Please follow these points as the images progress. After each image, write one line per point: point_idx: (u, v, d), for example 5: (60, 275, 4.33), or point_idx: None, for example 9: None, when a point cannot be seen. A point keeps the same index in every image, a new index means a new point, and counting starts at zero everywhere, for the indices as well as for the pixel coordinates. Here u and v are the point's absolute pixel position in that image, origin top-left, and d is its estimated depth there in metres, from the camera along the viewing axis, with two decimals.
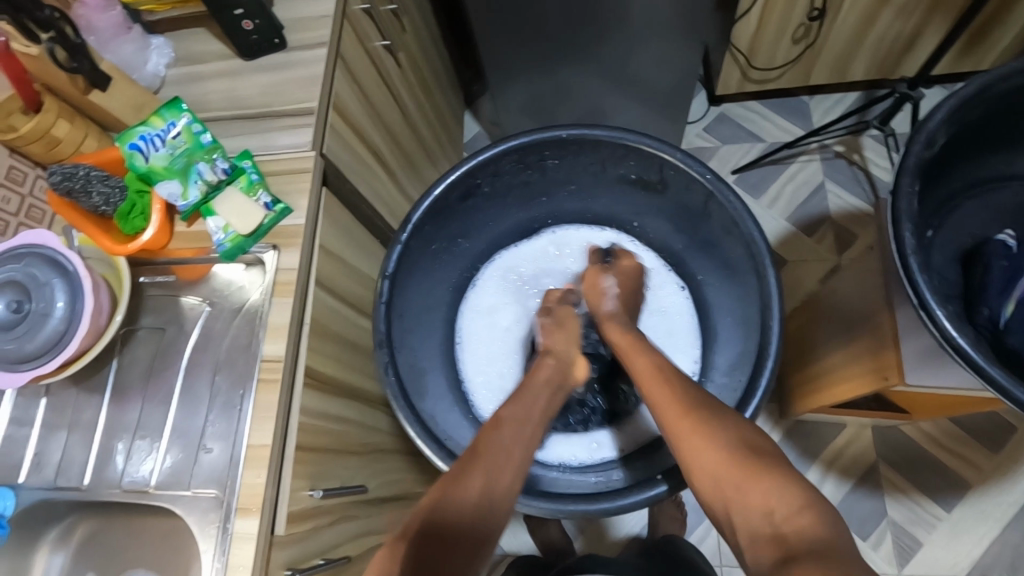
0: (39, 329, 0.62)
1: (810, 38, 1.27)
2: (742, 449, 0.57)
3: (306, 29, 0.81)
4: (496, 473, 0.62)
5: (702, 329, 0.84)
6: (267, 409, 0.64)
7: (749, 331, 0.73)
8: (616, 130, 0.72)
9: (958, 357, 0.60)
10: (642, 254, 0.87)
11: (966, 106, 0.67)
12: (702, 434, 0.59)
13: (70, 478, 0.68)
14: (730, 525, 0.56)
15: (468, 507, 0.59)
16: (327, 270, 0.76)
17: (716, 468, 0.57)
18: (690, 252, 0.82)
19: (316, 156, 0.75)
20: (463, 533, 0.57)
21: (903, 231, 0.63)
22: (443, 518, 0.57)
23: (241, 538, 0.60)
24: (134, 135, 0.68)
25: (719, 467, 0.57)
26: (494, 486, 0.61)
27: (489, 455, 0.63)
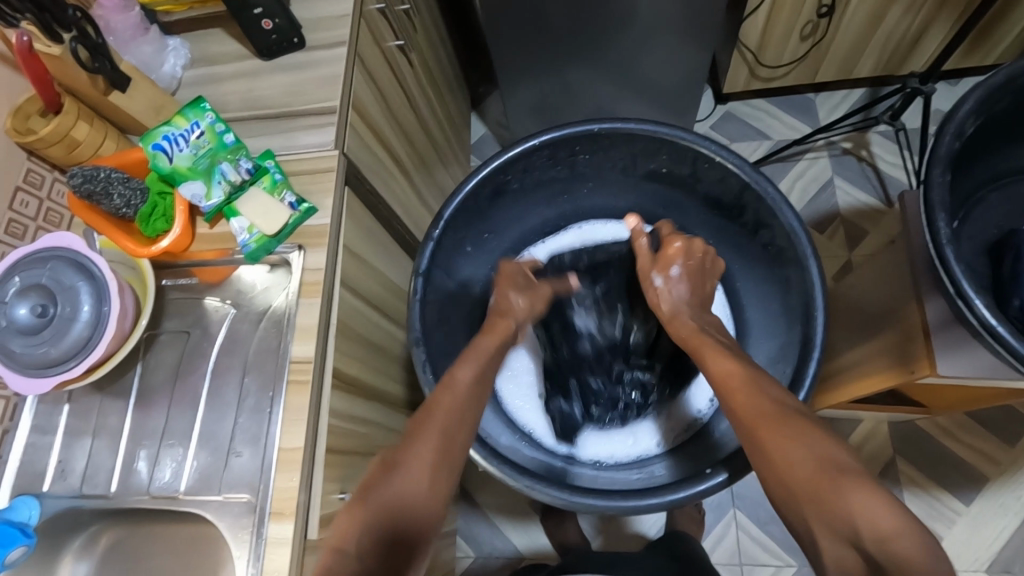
0: (64, 333, 0.61)
1: (818, 35, 1.27)
2: (828, 461, 0.52)
3: (324, 28, 0.80)
4: (435, 460, 0.57)
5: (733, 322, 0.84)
6: (297, 412, 0.63)
7: (789, 322, 0.73)
8: (647, 123, 0.71)
9: (999, 347, 0.60)
10: None
11: (993, 96, 0.67)
12: (791, 441, 0.54)
13: (96, 486, 0.66)
14: (811, 534, 0.51)
15: (412, 496, 0.54)
16: (351, 270, 0.75)
17: (801, 479, 0.52)
18: (721, 246, 0.82)
19: (340, 155, 0.74)
20: (407, 528, 0.53)
21: (938, 222, 0.63)
22: (391, 509, 0.53)
23: (275, 543, 0.59)
24: (158, 135, 0.66)
25: (809, 479, 0.52)
26: (434, 475, 0.56)
27: (431, 441, 0.59)
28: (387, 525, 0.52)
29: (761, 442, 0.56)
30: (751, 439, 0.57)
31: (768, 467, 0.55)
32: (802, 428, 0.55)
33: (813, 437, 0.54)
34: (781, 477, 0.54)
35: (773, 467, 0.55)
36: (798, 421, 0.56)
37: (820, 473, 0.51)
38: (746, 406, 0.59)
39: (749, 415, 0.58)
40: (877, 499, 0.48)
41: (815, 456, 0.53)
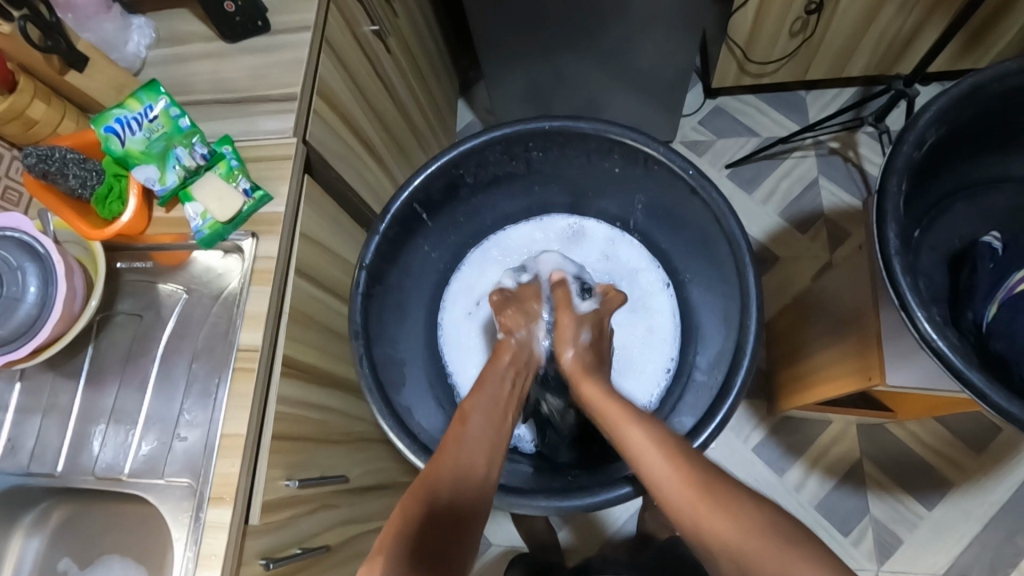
0: (10, 313, 0.61)
1: (808, 32, 1.25)
2: (762, 524, 0.52)
3: (291, 11, 0.79)
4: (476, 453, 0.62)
5: (685, 329, 0.83)
6: (242, 399, 0.64)
7: (727, 329, 0.73)
8: (600, 123, 0.72)
9: (937, 360, 0.60)
10: (636, 252, 0.86)
11: (956, 106, 0.66)
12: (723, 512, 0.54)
13: (44, 464, 0.67)
14: None
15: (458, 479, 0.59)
16: (308, 258, 0.75)
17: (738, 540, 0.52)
18: (675, 249, 0.82)
19: (299, 143, 0.74)
20: (456, 516, 0.57)
21: (888, 231, 0.63)
22: (438, 497, 0.57)
23: (214, 528, 0.60)
24: (110, 117, 0.66)
25: (738, 549, 0.52)
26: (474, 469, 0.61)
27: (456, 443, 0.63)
28: (441, 511, 0.56)
29: (690, 509, 0.56)
30: (689, 510, 0.56)
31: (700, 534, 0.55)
32: (708, 478, 0.57)
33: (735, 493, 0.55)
34: (712, 556, 0.54)
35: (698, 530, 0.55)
36: (717, 482, 0.56)
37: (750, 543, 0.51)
38: (662, 465, 0.59)
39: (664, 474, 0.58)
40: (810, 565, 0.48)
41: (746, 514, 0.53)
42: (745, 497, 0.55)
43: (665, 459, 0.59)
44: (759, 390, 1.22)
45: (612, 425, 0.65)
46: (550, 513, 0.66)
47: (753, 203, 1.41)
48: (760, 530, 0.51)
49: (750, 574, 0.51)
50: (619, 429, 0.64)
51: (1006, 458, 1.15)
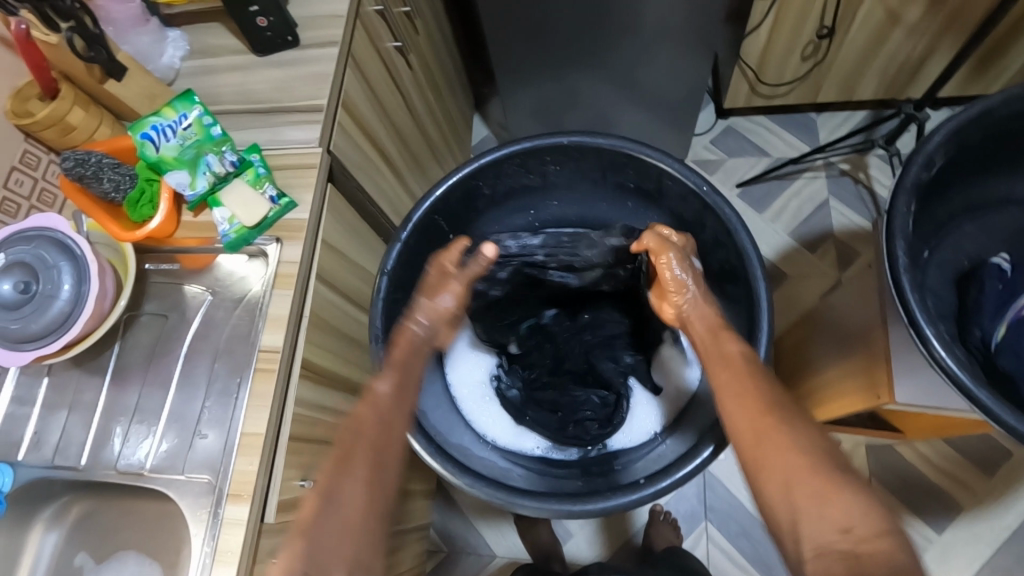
0: (43, 310, 0.64)
1: (819, 54, 1.28)
2: (820, 458, 0.52)
3: (319, 27, 0.82)
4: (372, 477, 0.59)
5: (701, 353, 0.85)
6: (262, 399, 0.65)
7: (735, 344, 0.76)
8: (615, 139, 0.75)
9: (946, 376, 0.61)
10: None
11: (964, 130, 0.68)
12: (789, 446, 0.53)
13: (67, 458, 0.69)
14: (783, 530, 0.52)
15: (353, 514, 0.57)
16: (329, 264, 0.78)
17: (787, 468, 0.52)
18: None
19: (324, 152, 0.76)
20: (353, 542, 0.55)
21: (897, 249, 0.64)
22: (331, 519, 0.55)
23: (231, 524, 0.61)
24: (147, 124, 0.69)
25: (792, 480, 0.52)
26: (370, 496, 0.58)
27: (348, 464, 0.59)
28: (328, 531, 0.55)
29: (757, 431, 0.56)
30: (749, 431, 0.56)
31: (758, 454, 0.55)
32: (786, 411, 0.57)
33: (801, 435, 0.54)
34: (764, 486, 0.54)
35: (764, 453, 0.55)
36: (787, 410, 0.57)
37: (816, 479, 0.51)
38: (739, 396, 0.59)
39: (739, 414, 0.58)
40: (862, 505, 0.48)
41: (804, 447, 0.53)
42: (803, 429, 0.55)
43: (744, 389, 0.59)
44: None
45: (704, 344, 0.66)
46: (561, 517, 0.66)
47: (763, 222, 1.43)
48: (816, 467, 0.51)
49: (799, 512, 0.50)
50: (715, 346, 0.65)
51: (1016, 482, 1.14)
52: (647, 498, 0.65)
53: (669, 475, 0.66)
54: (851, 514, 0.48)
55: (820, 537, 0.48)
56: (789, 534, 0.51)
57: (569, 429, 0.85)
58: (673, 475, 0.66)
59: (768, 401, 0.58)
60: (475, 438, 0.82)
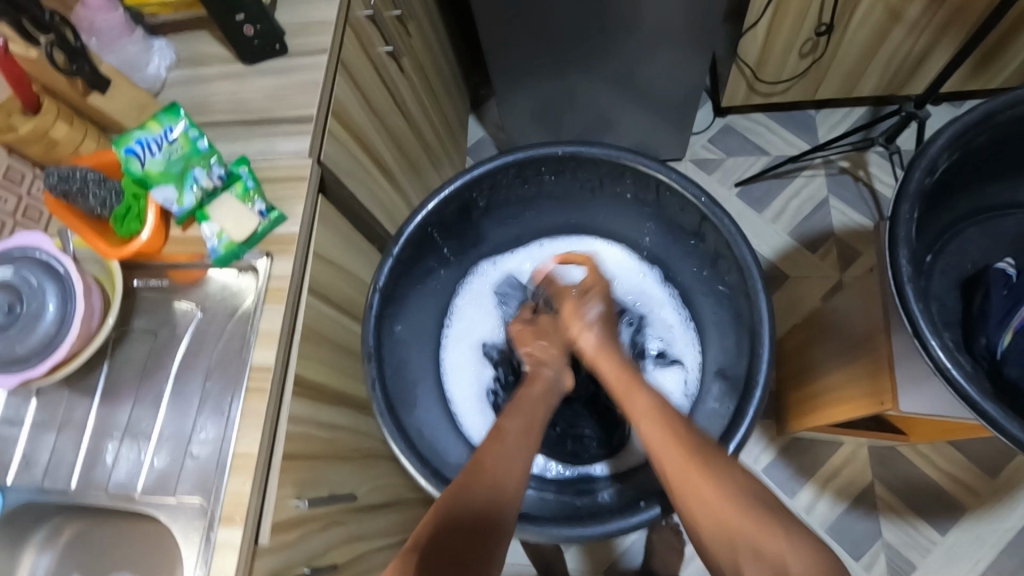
0: (30, 331, 0.63)
1: (818, 52, 1.26)
2: (752, 501, 0.57)
3: (308, 34, 0.80)
4: (504, 475, 0.61)
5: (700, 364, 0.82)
6: (255, 418, 0.64)
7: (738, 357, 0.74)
8: (611, 149, 0.73)
9: (951, 388, 0.60)
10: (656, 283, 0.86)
11: (968, 134, 0.66)
12: (719, 490, 0.58)
13: (57, 480, 0.68)
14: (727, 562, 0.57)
15: (484, 496, 0.59)
16: (322, 277, 0.76)
17: (719, 514, 0.57)
18: (693, 279, 0.82)
19: (314, 163, 0.75)
20: (479, 527, 0.57)
21: (900, 258, 0.63)
22: (463, 506, 0.57)
23: (224, 548, 0.60)
24: (130, 139, 0.67)
25: (729, 523, 0.57)
26: (503, 486, 0.60)
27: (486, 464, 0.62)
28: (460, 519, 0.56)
29: (682, 481, 0.60)
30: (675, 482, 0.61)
31: (688, 500, 0.59)
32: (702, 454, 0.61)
33: (728, 478, 0.59)
34: (699, 527, 0.59)
35: (693, 500, 0.59)
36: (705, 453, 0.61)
37: (748, 522, 0.56)
38: (666, 447, 0.62)
39: (667, 462, 0.61)
40: (794, 544, 0.54)
41: (731, 490, 0.58)
42: (735, 469, 0.60)
43: (663, 434, 0.63)
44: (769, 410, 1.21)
45: (620, 396, 0.70)
46: (560, 541, 0.65)
47: (763, 222, 1.41)
48: (747, 510, 0.57)
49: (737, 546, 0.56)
50: (627, 396, 0.69)
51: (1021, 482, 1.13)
52: (646, 522, 0.64)
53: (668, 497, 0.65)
54: (787, 551, 0.54)
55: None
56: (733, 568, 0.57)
57: (568, 445, 0.83)
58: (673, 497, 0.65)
59: (694, 447, 0.61)
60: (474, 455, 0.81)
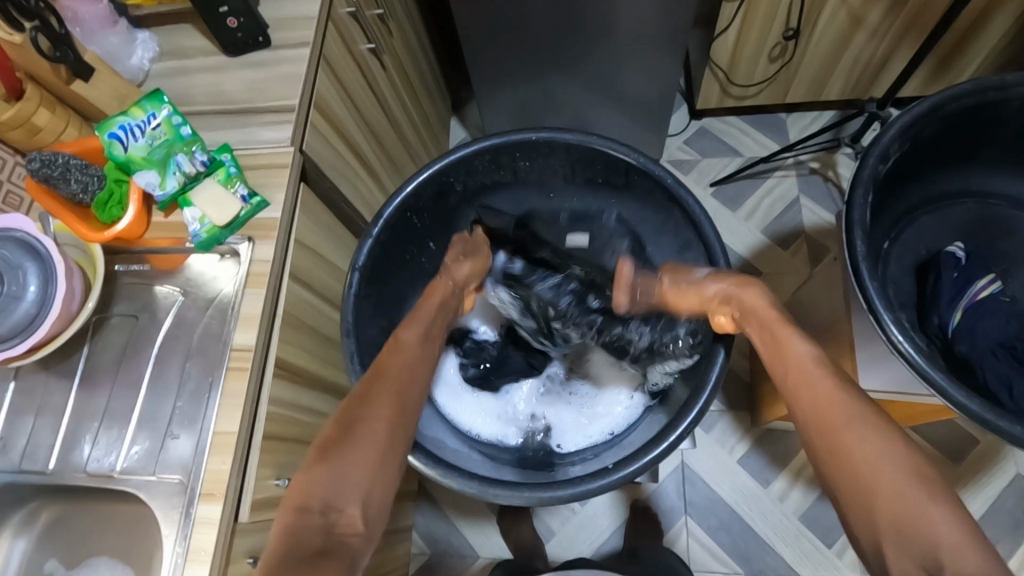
0: (9, 311, 0.63)
1: (786, 56, 1.31)
2: (916, 468, 0.53)
3: (290, 28, 0.82)
4: (375, 446, 0.60)
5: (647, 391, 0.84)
6: (235, 397, 0.65)
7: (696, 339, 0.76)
8: (583, 134, 0.77)
9: (905, 361, 0.63)
10: None
11: (918, 124, 0.70)
12: (877, 453, 0.54)
13: (35, 462, 0.68)
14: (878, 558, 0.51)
15: (353, 484, 0.57)
16: (302, 264, 0.78)
17: (885, 488, 0.52)
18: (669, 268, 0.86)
19: (296, 152, 0.77)
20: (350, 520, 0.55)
21: (856, 240, 0.66)
22: (326, 490, 0.56)
23: (203, 524, 0.61)
24: (113, 124, 0.68)
25: (879, 489, 0.52)
26: (375, 460, 0.59)
27: (371, 419, 0.61)
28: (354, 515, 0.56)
29: (814, 436, 0.58)
30: (823, 438, 0.57)
31: (839, 463, 0.55)
32: (866, 413, 0.56)
33: (892, 447, 0.54)
34: (869, 524, 0.52)
35: (851, 460, 0.54)
36: (875, 417, 0.56)
37: (916, 497, 0.51)
38: (824, 410, 0.58)
39: (823, 415, 0.58)
40: (946, 517, 0.49)
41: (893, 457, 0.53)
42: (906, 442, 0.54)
43: (821, 394, 0.59)
44: (743, 402, 1.23)
45: (766, 348, 0.65)
46: (533, 504, 0.67)
47: (736, 220, 1.45)
48: (912, 471, 0.52)
49: (902, 523, 0.50)
50: (777, 345, 0.64)
51: (984, 468, 1.17)
52: (607, 486, 0.66)
53: (630, 458, 0.67)
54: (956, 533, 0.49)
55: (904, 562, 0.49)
56: (874, 554, 0.52)
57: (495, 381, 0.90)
58: (640, 459, 0.67)
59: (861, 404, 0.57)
60: (450, 432, 0.83)
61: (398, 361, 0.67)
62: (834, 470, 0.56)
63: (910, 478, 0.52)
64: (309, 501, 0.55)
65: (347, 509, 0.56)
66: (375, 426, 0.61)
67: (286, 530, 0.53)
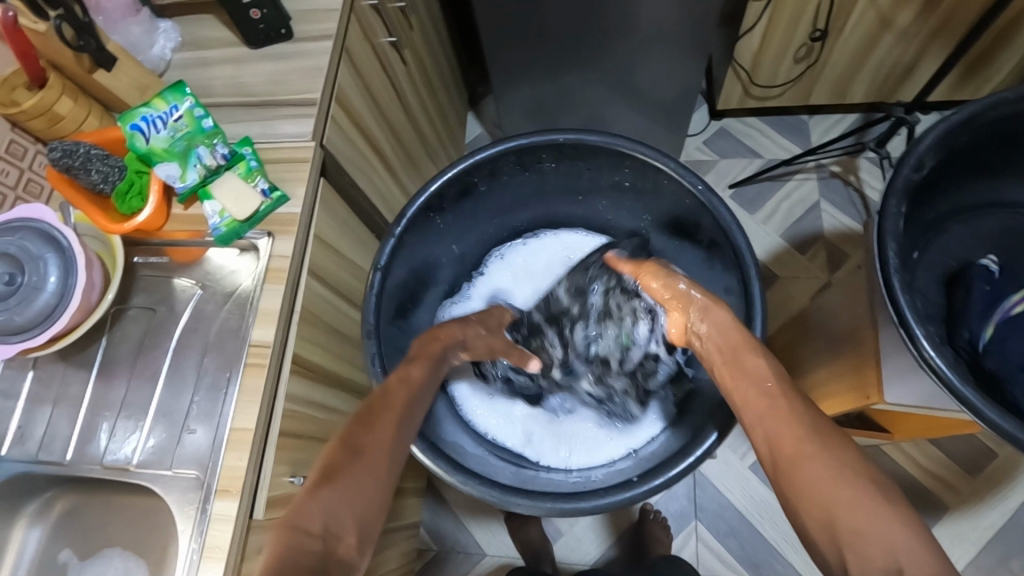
0: (29, 302, 0.63)
1: (811, 58, 1.29)
2: (870, 485, 0.53)
3: (312, 20, 0.81)
4: (376, 467, 0.60)
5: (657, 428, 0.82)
6: (252, 394, 0.65)
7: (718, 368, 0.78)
8: (612, 138, 0.75)
9: (935, 376, 0.61)
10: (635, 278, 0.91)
11: (954, 133, 0.68)
12: (833, 468, 0.54)
13: (52, 453, 0.68)
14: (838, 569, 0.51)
15: (352, 505, 0.57)
16: (321, 259, 0.77)
17: (838, 500, 0.53)
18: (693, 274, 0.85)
19: (317, 147, 0.76)
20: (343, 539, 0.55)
21: (888, 251, 0.65)
22: (331, 511, 0.55)
23: (219, 520, 0.61)
24: (135, 116, 0.68)
25: (833, 502, 0.53)
26: (372, 478, 0.59)
27: (372, 437, 0.62)
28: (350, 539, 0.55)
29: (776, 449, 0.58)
30: (779, 455, 0.58)
31: (794, 477, 0.56)
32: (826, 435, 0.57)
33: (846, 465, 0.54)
34: (822, 535, 0.53)
35: (802, 478, 0.55)
36: (831, 436, 0.57)
37: (871, 510, 0.51)
38: (777, 423, 0.59)
39: (778, 431, 0.59)
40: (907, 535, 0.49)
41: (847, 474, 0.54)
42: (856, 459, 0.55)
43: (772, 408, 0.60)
44: None
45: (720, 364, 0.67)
46: (554, 516, 0.66)
47: (754, 223, 1.44)
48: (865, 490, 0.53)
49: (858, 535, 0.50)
50: (738, 367, 0.65)
51: (1001, 482, 1.16)
52: (631, 497, 0.65)
53: (658, 470, 0.67)
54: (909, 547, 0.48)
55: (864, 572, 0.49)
56: (838, 568, 0.51)
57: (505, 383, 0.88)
58: (666, 473, 0.66)
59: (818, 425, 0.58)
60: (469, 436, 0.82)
61: (405, 388, 0.67)
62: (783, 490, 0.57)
63: (863, 495, 0.52)
64: (312, 522, 0.54)
65: (346, 531, 0.55)
66: (379, 448, 0.61)
67: (279, 549, 0.52)
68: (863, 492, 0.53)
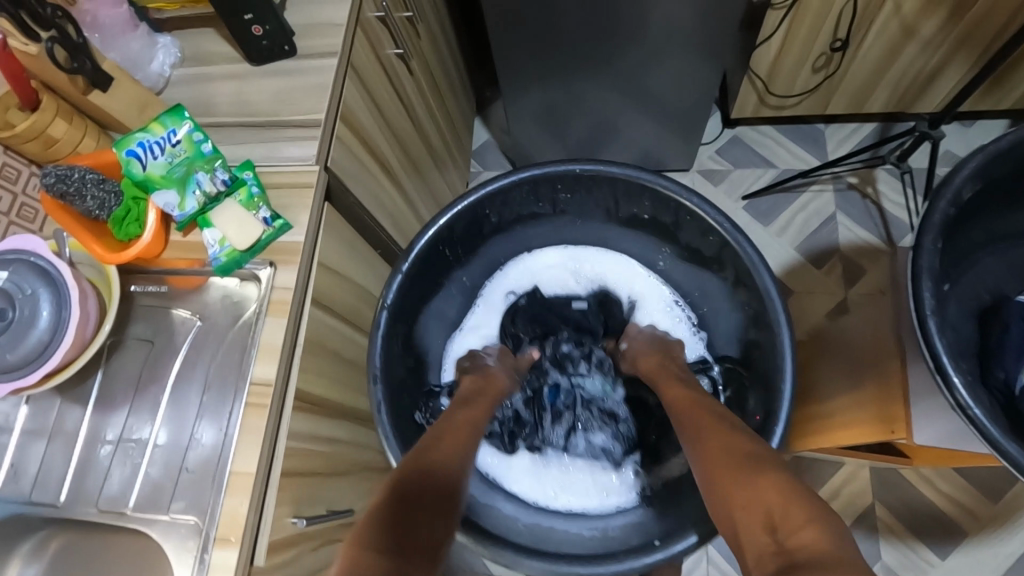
0: (20, 339, 0.60)
1: (831, 67, 1.25)
2: (751, 460, 0.60)
3: (317, 35, 0.78)
4: (441, 484, 0.60)
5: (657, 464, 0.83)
6: (253, 435, 0.62)
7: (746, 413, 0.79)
8: (629, 169, 0.77)
9: (973, 427, 0.58)
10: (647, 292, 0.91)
11: (991, 164, 0.65)
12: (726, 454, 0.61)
13: (46, 493, 0.66)
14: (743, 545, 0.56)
15: (430, 516, 0.56)
16: (325, 287, 0.74)
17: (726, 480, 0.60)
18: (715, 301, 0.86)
19: (321, 170, 0.73)
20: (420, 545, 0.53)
21: (923, 290, 0.61)
22: (399, 518, 0.54)
23: (218, 570, 0.58)
24: (132, 141, 0.65)
25: (727, 485, 0.59)
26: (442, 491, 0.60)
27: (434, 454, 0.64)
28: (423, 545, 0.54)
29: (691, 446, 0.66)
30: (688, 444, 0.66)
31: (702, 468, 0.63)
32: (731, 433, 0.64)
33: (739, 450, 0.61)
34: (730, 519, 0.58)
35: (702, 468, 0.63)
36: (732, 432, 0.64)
37: (756, 484, 0.57)
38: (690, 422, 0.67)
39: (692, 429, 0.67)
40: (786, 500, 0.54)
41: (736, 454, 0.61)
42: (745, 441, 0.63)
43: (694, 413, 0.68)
44: None
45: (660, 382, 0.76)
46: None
47: (769, 236, 1.40)
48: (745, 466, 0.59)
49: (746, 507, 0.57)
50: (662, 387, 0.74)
51: None
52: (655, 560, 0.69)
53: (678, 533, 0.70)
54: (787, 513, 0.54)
55: (758, 547, 0.54)
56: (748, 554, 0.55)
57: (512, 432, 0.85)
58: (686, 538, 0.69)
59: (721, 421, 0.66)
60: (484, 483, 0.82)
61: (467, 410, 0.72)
62: (712, 495, 0.61)
63: (743, 469, 0.59)
64: (371, 538, 0.52)
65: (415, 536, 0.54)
66: (446, 459, 0.64)
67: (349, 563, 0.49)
68: (757, 473, 0.58)
